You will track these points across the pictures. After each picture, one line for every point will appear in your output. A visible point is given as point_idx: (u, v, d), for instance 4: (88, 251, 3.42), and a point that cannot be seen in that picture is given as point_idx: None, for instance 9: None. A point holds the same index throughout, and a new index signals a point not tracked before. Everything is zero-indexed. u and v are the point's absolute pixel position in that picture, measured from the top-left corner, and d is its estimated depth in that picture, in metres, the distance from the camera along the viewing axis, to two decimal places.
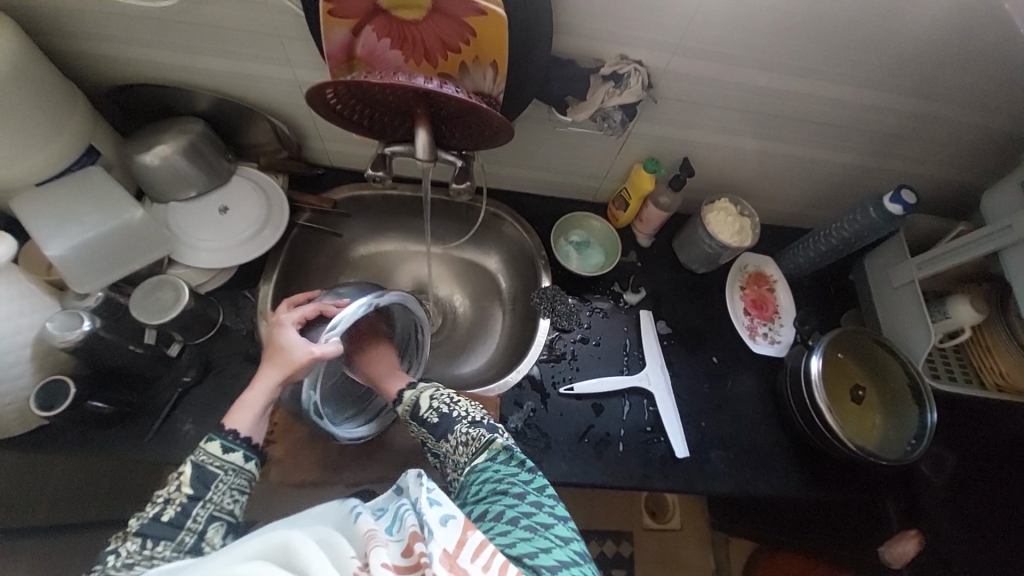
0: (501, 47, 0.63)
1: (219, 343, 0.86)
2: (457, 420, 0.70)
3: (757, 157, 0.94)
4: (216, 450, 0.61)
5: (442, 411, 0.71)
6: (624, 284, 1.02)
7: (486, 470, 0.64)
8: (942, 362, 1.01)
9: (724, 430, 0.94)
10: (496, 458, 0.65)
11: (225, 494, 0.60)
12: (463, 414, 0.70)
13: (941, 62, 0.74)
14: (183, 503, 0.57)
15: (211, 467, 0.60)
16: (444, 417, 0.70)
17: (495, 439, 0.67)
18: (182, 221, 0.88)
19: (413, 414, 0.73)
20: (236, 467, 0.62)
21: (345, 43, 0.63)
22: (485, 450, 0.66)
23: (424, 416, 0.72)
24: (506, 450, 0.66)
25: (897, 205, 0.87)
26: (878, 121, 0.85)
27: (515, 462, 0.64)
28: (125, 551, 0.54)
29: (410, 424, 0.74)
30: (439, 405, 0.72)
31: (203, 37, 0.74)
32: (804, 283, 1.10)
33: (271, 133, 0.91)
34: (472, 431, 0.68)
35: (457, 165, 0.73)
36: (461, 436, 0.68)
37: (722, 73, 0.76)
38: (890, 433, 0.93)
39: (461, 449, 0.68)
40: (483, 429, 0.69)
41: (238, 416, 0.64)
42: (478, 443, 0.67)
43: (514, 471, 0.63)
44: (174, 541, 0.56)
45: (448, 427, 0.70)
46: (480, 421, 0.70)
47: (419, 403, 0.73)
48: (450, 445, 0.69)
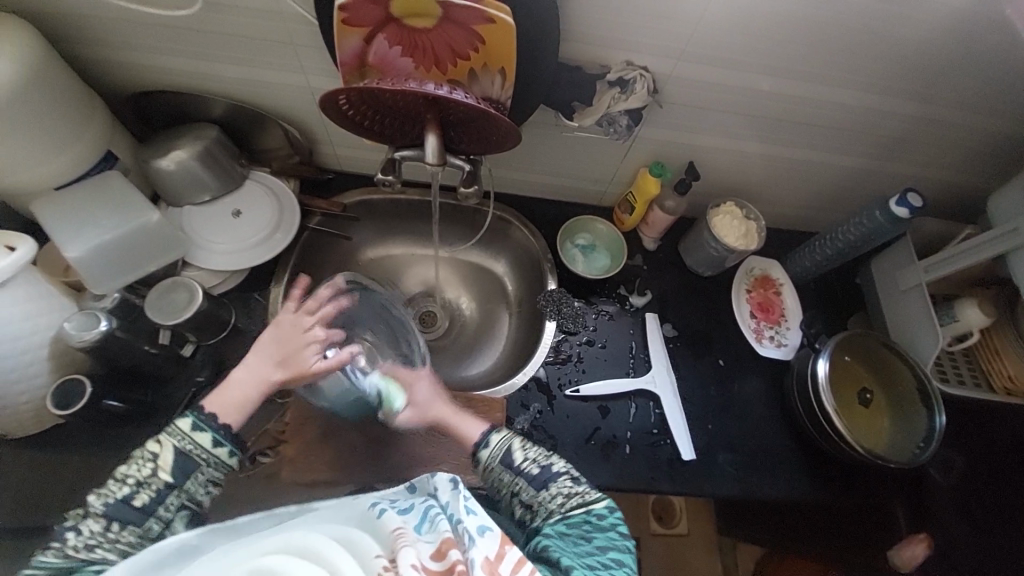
0: (509, 55, 0.64)
1: (231, 344, 0.87)
2: (559, 472, 0.68)
3: (762, 161, 0.95)
4: (203, 441, 0.63)
5: (543, 461, 0.69)
6: (630, 287, 1.03)
7: (577, 519, 0.64)
8: (951, 366, 1.00)
9: (731, 433, 0.94)
10: (590, 512, 0.64)
11: (200, 485, 0.63)
12: (563, 468, 0.69)
13: (945, 66, 0.74)
14: (158, 489, 0.60)
15: (191, 457, 0.62)
16: (545, 467, 0.69)
17: (596, 497, 0.66)
18: (195, 224, 0.89)
19: (504, 461, 0.70)
20: (218, 462, 0.64)
21: (357, 51, 0.64)
22: (582, 505, 0.65)
23: (521, 465, 0.69)
24: (601, 511, 0.65)
25: (903, 209, 0.87)
26: (883, 124, 0.85)
27: (608, 520, 0.64)
28: (87, 530, 0.56)
29: (497, 469, 0.70)
30: (536, 457, 0.70)
31: (219, 46, 0.76)
32: (810, 286, 1.10)
33: (282, 139, 0.93)
34: (572, 487, 0.67)
35: (465, 169, 0.75)
36: (562, 487, 0.67)
37: (728, 79, 0.77)
38: (899, 437, 0.92)
39: (555, 501, 0.66)
40: (583, 486, 0.67)
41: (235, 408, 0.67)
42: (575, 500, 0.66)
43: (603, 526, 0.63)
44: (140, 527, 0.59)
45: (547, 480, 0.67)
46: (578, 477, 0.69)
47: (514, 445, 0.71)
48: (542, 501, 0.66)
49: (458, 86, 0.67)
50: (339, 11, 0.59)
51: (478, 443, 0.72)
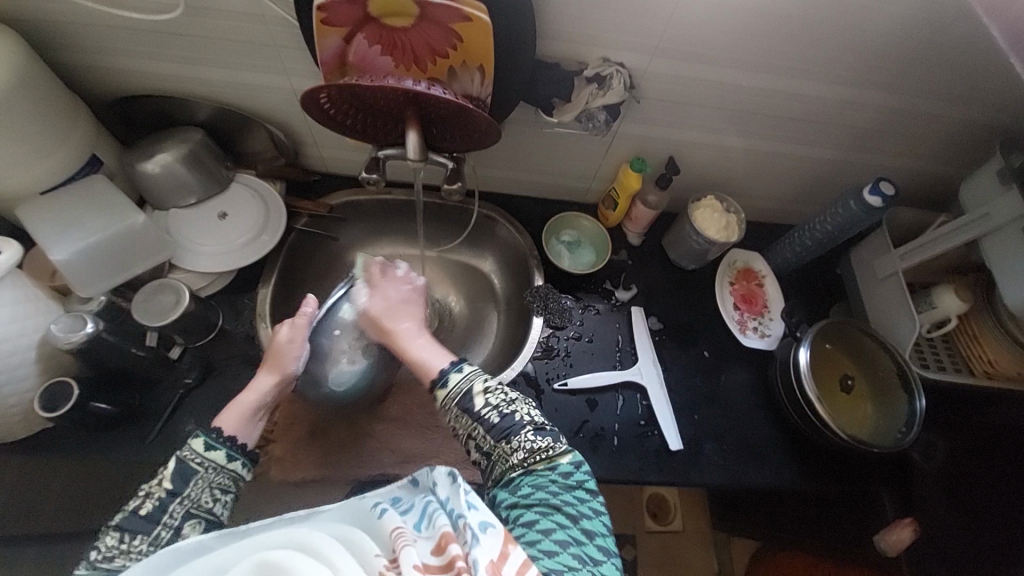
0: (486, 52, 0.66)
1: (219, 346, 0.87)
2: (523, 423, 0.67)
3: (741, 155, 0.97)
4: (199, 447, 0.63)
5: (504, 409, 0.67)
6: (616, 282, 1.04)
7: (544, 481, 0.63)
8: (931, 352, 1.02)
9: (718, 422, 0.96)
10: (555, 470, 0.64)
11: (204, 491, 0.61)
12: (527, 419, 0.67)
13: (909, 59, 0.77)
14: (161, 497, 0.59)
15: (190, 463, 0.61)
16: (506, 415, 0.67)
17: (561, 452, 0.66)
18: (182, 228, 0.90)
19: (462, 404, 0.68)
20: (218, 466, 0.63)
21: (337, 50, 0.65)
22: (547, 462, 0.65)
23: (479, 412, 0.67)
24: (567, 467, 0.65)
25: (876, 198, 0.90)
26: (855, 116, 0.88)
27: (574, 479, 0.64)
28: (106, 545, 0.56)
29: (455, 411, 0.69)
30: (497, 405, 0.68)
31: (203, 50, 0.77)
32: (792, 277, 1.12)
33: (268, 142, 0.94)
34: (535, 441, 0.66)
35: (448, 166, 0.77)
36: (524, 441, 0.66)
37: (704, 73, 0.80)
38: (882, 421, 0.94)
39: (516, 455, 0.65)
40: (549, 440, 0.67)
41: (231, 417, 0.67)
42: (539, 456, 0.65)
43: (569, 487, 0.63)
44: (150, 535, 0.57)
45: (509, 431, 0.66)
46: (541, 428, 0.68)
47: (474, 390, 0.69)
48: (505, 452, 0.66)
49: (438, 83, 0.69)
50: (317, 12, 0.60)
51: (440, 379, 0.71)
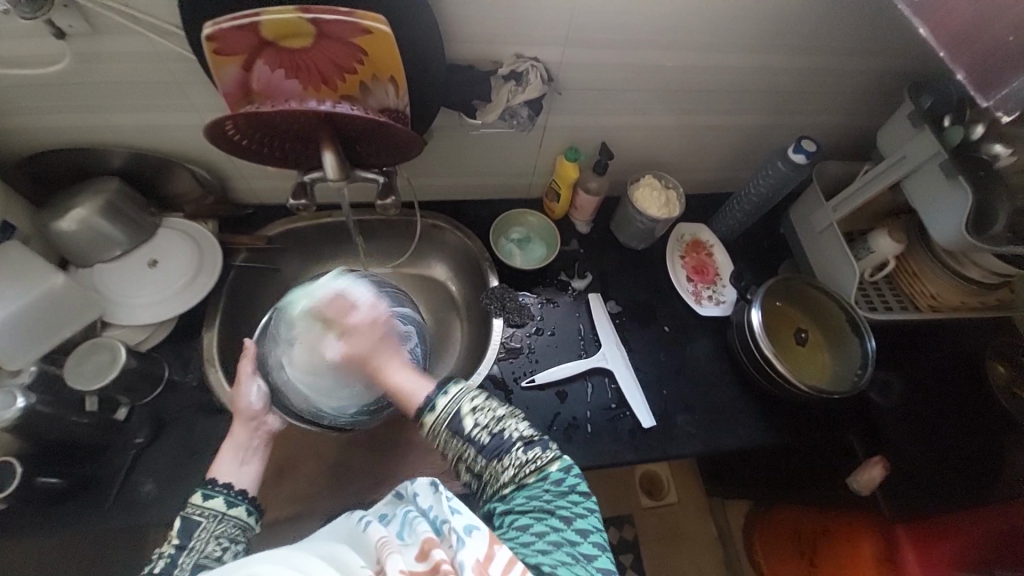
0: (395, 62, 0.65)
1: (168, 400, 0.84)
2: (512, 438, 0.64)
3: (671, 132, 0.99)
4: (196, 500, 0.62)
5: (492, 427, 0.64)
6: (570, 272, 1.05)
7: (535, 491, 0.62)
8: (876, 293, 1.07)
9: (686, 395, 0.97)
10: (546, 479, 0.63)
11: (210, 541, 0.59)
12: (516, 434, 0.64)
13: (810, 17, 0.80)
14: (168, 556, 0.57)
15: (189, 518, 0.60)
16: (495, 434, 0.64)
17: (550, 459, 0.64)
18: (110, 282, 0.85)
19: (450, 428, 0.64)
20: (218, 514, 0.61)
21: (238, 80, 0.63)
22: (538, 471, 0.63)
23: (469, 433, 0.64)
24: (558, 473, 0.63)
25: (801, 156, 0.92)
26: (770, 82, 0.91)
27: (566, 484, 0.62)
28: None
29: (442, 433, 0.64)
30: (487, 423, 0.64)
31: (103, 95, 0.73)
32: (739, 243, 1.15)
33: (192, 182, 0.91)
34: (525, 455, 0.63)
35: (379, 182, 0.76)
36: (515, 457, 0.63)
37: (618, 58, 0.81)
38: (840, 368, 0.97)
39: (507, 473, 0.63)
40: (537, 450, 0.64)
41: (220, 468, 0.66)
42: (529, 467, 0.63)
43: (563, 492, 0.61)
44: None
45: (500, 450, 0.63)
46: (532, 440, 0.65)
47: (462, 410, 0.65)
48: (495, 469, 0.63)
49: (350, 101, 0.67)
50: (208, 43, 0.58)
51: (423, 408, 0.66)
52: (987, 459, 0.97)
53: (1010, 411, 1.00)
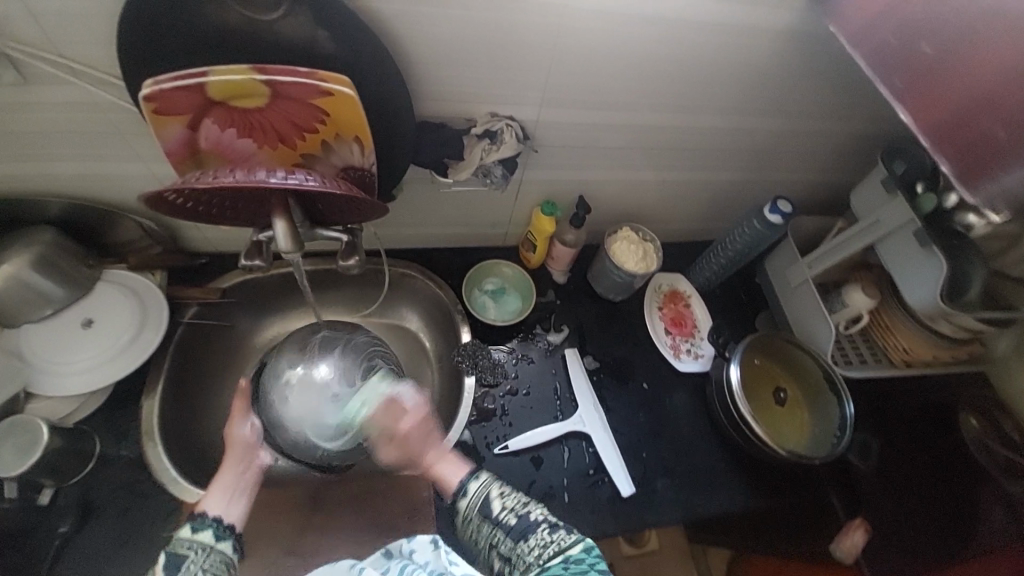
0: (360, 123, 0.61)
1: (97, 478, 0.75)
2: (537, 519, 0.62)
3: (647, 186, 0.98)
4: (185, 533, 0.60)
5: (518, 508, 0.63)
6: (546, 325, 1.01)
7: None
8: (852, 347, 1.06)
9: (667, 457, 0.93)
10: (568, 562, 0.57)
11: None
12: (541, 516, 0.62)
13: (784, 81, 0.80)
14: None
15: (180, 548, 0.58)
16: (521, 515, 0.62)
17: (572, 539, 0.59)
18: (37, 346, 0.77)
19: (479, 513, 0.65)
20: (206, 547, 0.59)
21: (184, 138, 0.58)
22: (560, 556, 0.58)
23: (499, 517, 0.63)
24: (581, 554, 0.57)
25: (777, 216, 0.92)
26: (747, 141, 0.91)
27: (587, 563, 0.56)
28: None
29: (473, 521, 0.65)
30: (512, 504, 0.64)
31: (35, 144, 0.67)
32: (717, 293, 1.13)
33: (138, 230, 0.84)
34: (550, 535, 0.60)
35: (343, 240, 0.70)
36: (539, 536, 0.60)
37: (597, 117, 0.79)
38: (818, 429, 0.95)
39: (532, 553, 0.59)
40: (562, 531, 0.60)
41: (209, 500, 0.64)
42: (552, 548, 0.58)
43: (581, 572, 0.55)
44: None
45: (524, 531, 0.61)
46: (557, 523, 0.62)
47: (492, 492, 0.65)
48: (520, 553, 0.60)
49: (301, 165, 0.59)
50: (146, 103, 0.53)
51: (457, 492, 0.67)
52: (956, 510, 0.97)
53: (984, 466, 1.00)
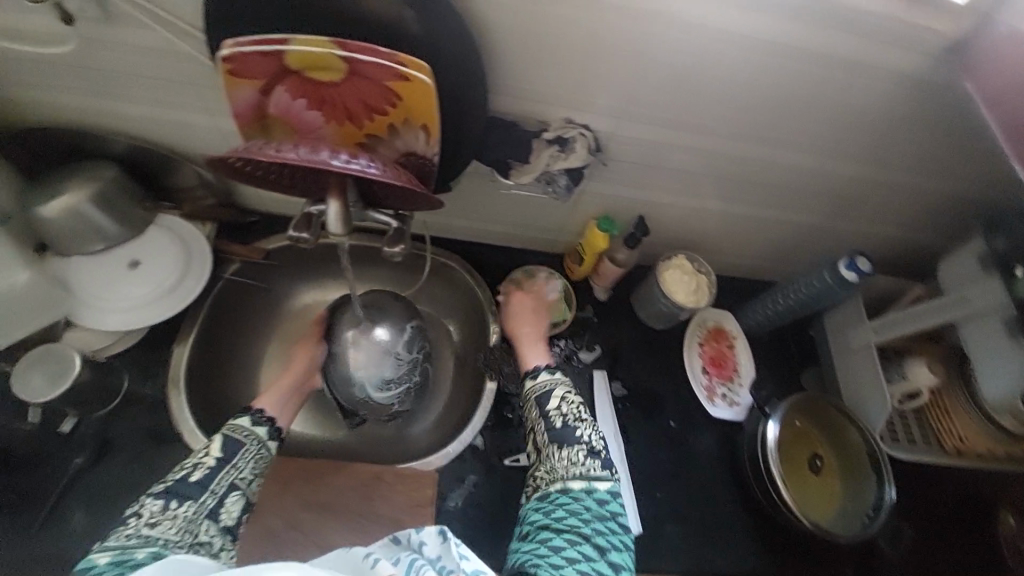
0: (431, 112, 0.57)
1: (123, 416, 0.79)
2: (580, 437, 0.69)
3: (712, 217, 0.92)
4: (245, 423, 0.68)
5: (569, 419, 0.71)
6: (579, 342, 0.97)
7: (579, 502, 0.63)
8: (901, 425, 0.98)
9: (680, 501, 0.89)
10: (591, 494, 0.64)
11: (248, 462, 0.65)
12: (584, 439, 0.69)
13: (891, 129, 0.72)
14: (211, 465, 0.62)
15: (236, 436, 0.66)
16: (567, 425, 0.70)
17: (601, 477, 0.66)
18: (84, 280, 0.78)
19: (538, 401, 0.74)
20: (259, 441, 0.68)
21: (253, 102, 0.56)
22: (587, 481, 0.66)
23: (549, 411, 0.72)
24: (603, 493, 0.65)
25: (851, 273, 0.85)
26: (832, 186, 0.84)
27: (607, 508, 0.63)
28: (147, 512, 0.56)
29: (531, 404, 0.75)
30: (566, 413, 0.71)
31: (113, 83, 0.67)
32: (764, 339, 1.07)
33: (196, 179, 0.84)
34: (585, 459, 0.67)
35: (391, 227, 0.67)
36: (572, 454, 0.68)
37: (677, 138, 0.74)
38: (848, 504, 0.88)
39: (561, 464, 0.67)
40: (594, 463, 0.67)
41: (269, 398, 0.75)
42: (580, 472, 0.66)
43: (602, 514, 0.62)
44: (197, 502, 0.59)
45: (566, 440, 0.69)
46: (595, 452, 0.69)
47: (555, 392, 0.74)
48: (552, 457, 0.68)
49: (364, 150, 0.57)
50: (224, 62, 0.51)
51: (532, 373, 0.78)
52: None
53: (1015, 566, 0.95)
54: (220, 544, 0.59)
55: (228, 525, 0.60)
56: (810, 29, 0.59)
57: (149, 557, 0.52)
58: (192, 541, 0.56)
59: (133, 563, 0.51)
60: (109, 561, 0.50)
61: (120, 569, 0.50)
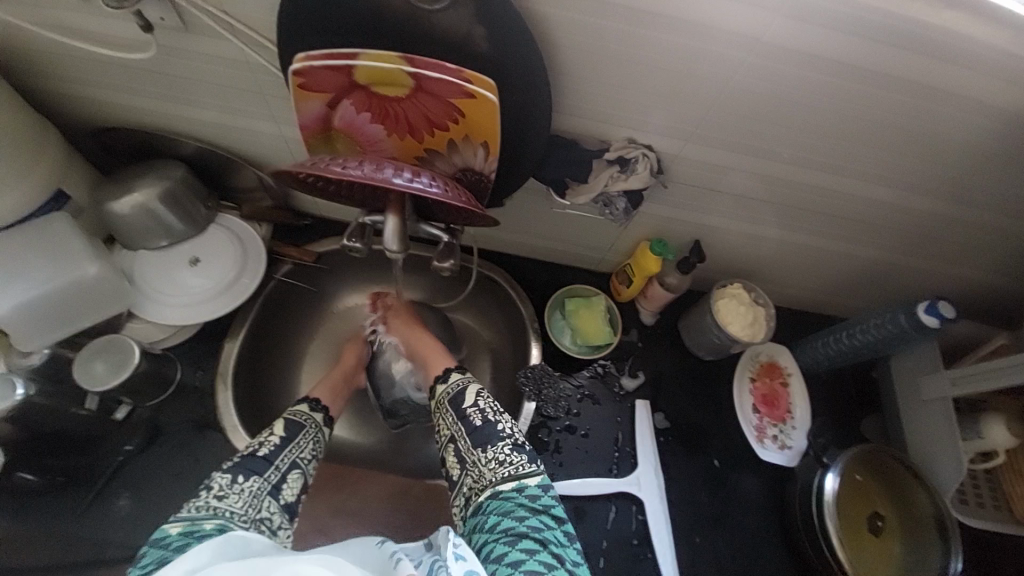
0: (493, 129, 0.56)
1: (172, 406, 0.82)
2: (504, 429, 0.63)
3: (774, 246, 0.86)
4: (305, 408, 0.69)
5: (488, 414, 0.64)
6: (622, 367, 0.93)
7: (512, 502, 0.56)
8: (970, 488, 0.88)
9: (720, 546, 0.84)
10: (523, 491, 0.58)
11: (306, 444, 0.65)
12: (507, 430, 0.63)
13: (991, 164, 0.65)
14: (274, 444, 0.62)
15: (298, 419, 0.66)
16: (487, 421, 0.63)
17: (530, 470, 0.60)
18: (148, 273, 0.82)
19: (449, 403, 0.67)
20: (317, 425, 0.68)
21: (319, 115, 0.57)
22: (517, 479, 0.59)
23: (465, 411, 0.65)
24: (536, 488, 0.59)
25: (933, 318, 0.77)
26: (912, 222, 0.77)
27: (541, 502, 0.57)
28: (217, 485, 0.56)
29: (441, 410, 0.67)
30: (482, 408, 0.65)
31: (186, 88, 0.69)
32: (821, 378, 0.99)
33: (255, 181, 0.86)
34: (510, 454, 0.61)
35: (443, 241, 0.67)
36: (498, 451, 0.61)
37: (744, 164, 0.69)
38: (908, 570, 0.80)
39: (489, 467, 0.60)
40: (524, 456, 0.61)
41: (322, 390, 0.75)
42: (510, 471, 0.59)
43: (536, 508, 0.56)
44: (262, 477, 0.58)
45: (488, 438, 0.62)
46: (521, 444, 0.63)
47: (468, 389, 0.67)
48: (477, 461, 0.61)
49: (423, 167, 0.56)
50: (294, 77, 0.52)
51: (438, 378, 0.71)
52: None
53: None
54: (280, 522, 0.57)
55: (288, 504, 0.60)
56: (904, 57, 0.53)
57: (218, 528, 0.51)
58: (258, 515, 0.56)
59: (202, 534, 0.50)
60: (182, 530, 0.50)
61: (190, 539, 0.49)
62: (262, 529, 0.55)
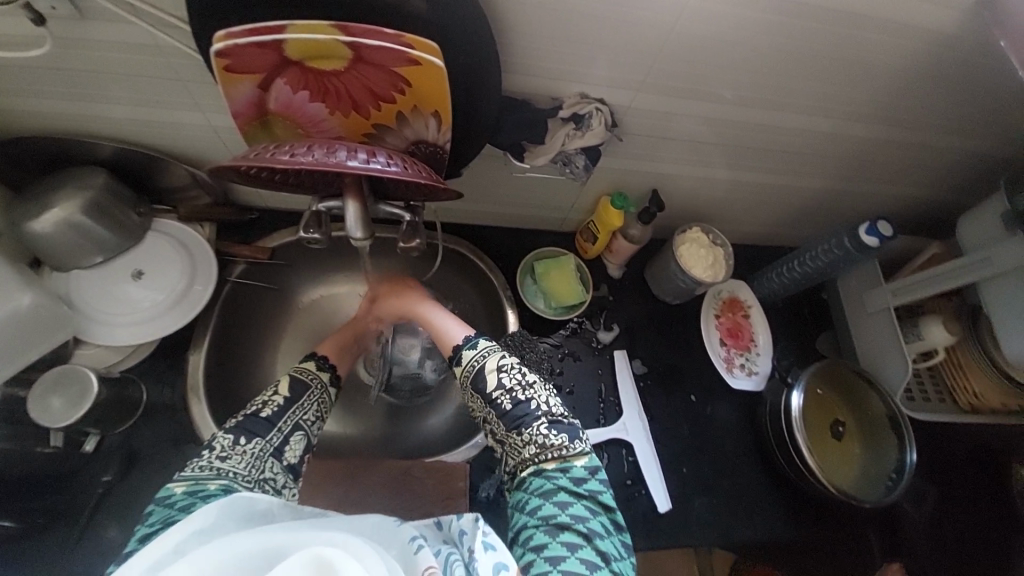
0: (443, 97, 0.53)
1: (145, 428, 0.78)
2: (537, 411, 0.63)
3: (727, 187, 0.89)
4: (311, 366, 0.71)
5: (518, 397, 0.64)
6: (597, 322, 0.96)
7: (553, 483, 0.60)
8: (917, 385, 0.97)
9: (707, 474, 0.90)
10: (566, 474, 0.60)
11: (310, 408, 0.67)
12: (541, 411, 0.64)
13: (918, 86, 0.69)
14: (280, 404, 0.64)
15: (303, 378, 0.68)
16: (519, 404, 0.64)
17: (576, 453, 0.62)
18: (88, 294, 0.76)
19: (476, 383, 0.67)
20: (323, 385, 0.70)
21: (253, 99, 0.53)
22: (561, 461, 0.61)
23: (491, 394, 0.65)
24: (582, 469, 0.61)
25: (873, 237, 0.84)
26: (851, 149, 0.81)
27: (585, 486, 0.59)
28: (219, 445, 0.58)
29: (469, 390, 0.68)
30: (510, 388, 0.65)
31: (91, 83, 0.62)
32: (779, 306, 1.06)
33: (189, 180, 0.80)
34: (548, 438, 0.62)
35: (404, 220, 0.64)
36: (533, 434, 0.62)
37: (694, 109, 0.70)
38: (870, 467, 0.89)
39: (528, 450, 0.62)
40: (563, 438, 0.62)
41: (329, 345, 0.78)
42: (552, 454, 0.62)
43: (579, 494, 0.59)
44: (265, 439, 0.60)
45: (521, 422, 0.63)
46: (556, 422, 0.64)
47: (487, 369, 0.67)
48: (515, 444, 0.63)
49: (379, 148, 0.53)
50: (218, 59, 0.47)
51: (463, 345, 0.72)
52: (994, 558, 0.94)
53: None
54: (284, 482, 0.61)
55: (290, 465, 0.62)
56: None
57: (222, 489, 0.54)
58: (260, 476, 0.58)
59: (207, 494, 0.53)
60: (186, 490, 0.53)
61: (195, 499, 0.52)
62: (267, 488, 0.58)
